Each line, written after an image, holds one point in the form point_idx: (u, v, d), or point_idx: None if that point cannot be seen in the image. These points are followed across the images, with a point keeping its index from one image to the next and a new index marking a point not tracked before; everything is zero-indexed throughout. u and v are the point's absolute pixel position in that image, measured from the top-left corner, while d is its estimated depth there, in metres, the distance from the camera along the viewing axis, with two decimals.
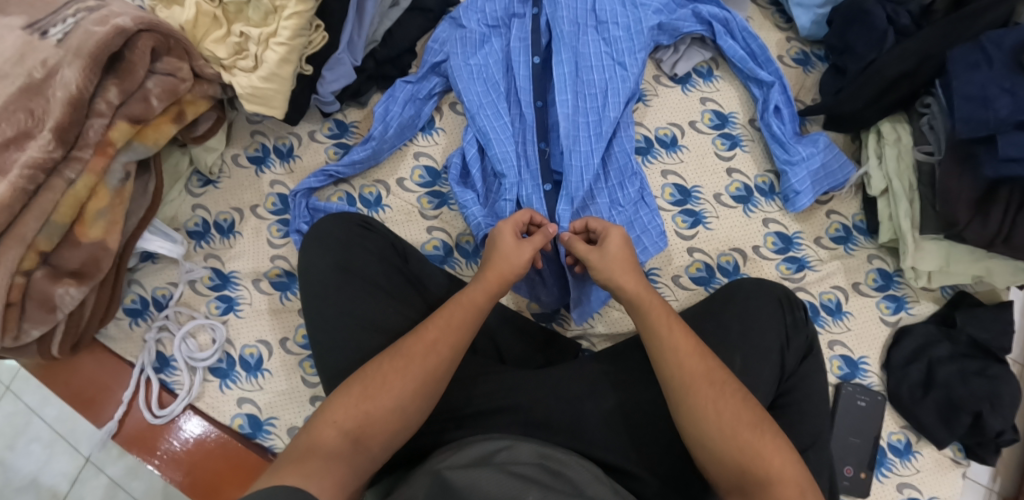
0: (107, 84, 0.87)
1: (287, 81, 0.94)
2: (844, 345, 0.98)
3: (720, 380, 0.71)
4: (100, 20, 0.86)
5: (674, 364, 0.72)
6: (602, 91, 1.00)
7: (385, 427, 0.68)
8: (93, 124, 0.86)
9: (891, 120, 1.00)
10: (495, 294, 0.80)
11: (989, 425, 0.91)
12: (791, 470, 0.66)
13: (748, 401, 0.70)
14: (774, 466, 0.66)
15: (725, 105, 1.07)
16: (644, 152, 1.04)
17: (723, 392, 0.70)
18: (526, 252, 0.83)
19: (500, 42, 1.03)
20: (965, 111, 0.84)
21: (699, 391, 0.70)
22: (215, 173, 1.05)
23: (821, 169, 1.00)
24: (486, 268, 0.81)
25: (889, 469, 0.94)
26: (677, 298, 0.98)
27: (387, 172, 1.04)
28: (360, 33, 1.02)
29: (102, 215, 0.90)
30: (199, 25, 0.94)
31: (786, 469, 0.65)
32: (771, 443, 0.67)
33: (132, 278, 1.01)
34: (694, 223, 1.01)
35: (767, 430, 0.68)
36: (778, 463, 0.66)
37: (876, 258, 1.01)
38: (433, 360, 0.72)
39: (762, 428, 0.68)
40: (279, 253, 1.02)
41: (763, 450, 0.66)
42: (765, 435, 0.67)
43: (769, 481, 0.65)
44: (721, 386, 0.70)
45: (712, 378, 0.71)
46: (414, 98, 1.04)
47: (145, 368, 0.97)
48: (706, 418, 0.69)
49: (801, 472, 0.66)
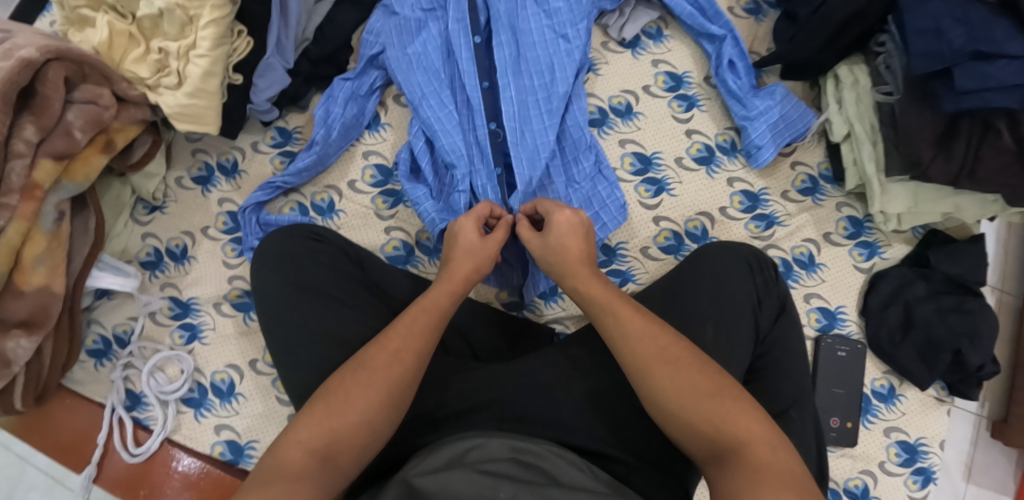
0: (23, 122, 0.82)
1: (215, 94, 0.89)
2: (821, 297, 0.97)
3: (675, 357, 0.69)
4: (5, 55, 0.80)
5: (625, 349, 0.71)
6: (548, 66, 0.96)
7: (353, 442, 0.66)
8: (14, 166, 0.82)
9: (848, 62, 0.97)
10: (459, 294, 0.78)
11: (970, 361, 0.90)
12: (759, 429, 0.64)
13: (706, 370, 0.69)
14: (741, 428, 0.64)
15: (678, 65, 1.03)
16: (599, 124, 1.01)
17: (679, 369, 0.68)
18: (492, 248, 0.82)
19: (438, 26, 0.98)
20: (919, 45, 0.81)
21: (673, 369, 0.68)
22: (160, 199, 1.00)
23: (781, 121, 0.97)
24: (449, 269, 0.79)
25: (875, 416, 0.94)
26: (649, 270, 0.97)
27: (337, 177, 1.00)
28: (288, 33, 0.97)
29: (42, 260, 0.86)
30: (115, 46, 0.89)
31: (753, 429, 0.64)
32: (734, 407, 0.66)
33: (90, 318, 0.98)
34: (657, 191, 0.99)
35: (728, 394, 0.67)
36: (743, 426, 0.64)
37: (845, 206, 0.99)
38: (398, 370, 0.70)
39: (721, 396, 0.66)
40: (235, 273, 0.98)
41: (729, 414, 0.65)
42: (726, 400, 0.66)
43: (737, 443, 0.63)
44: (677, 363, 0.69)
45: (666, 356, 0.69)
46: (354, 96, 0.99)
47: (116, 408, 0.94)
48: (663, 393, 0.68)
49: (767, 428, 0.64)
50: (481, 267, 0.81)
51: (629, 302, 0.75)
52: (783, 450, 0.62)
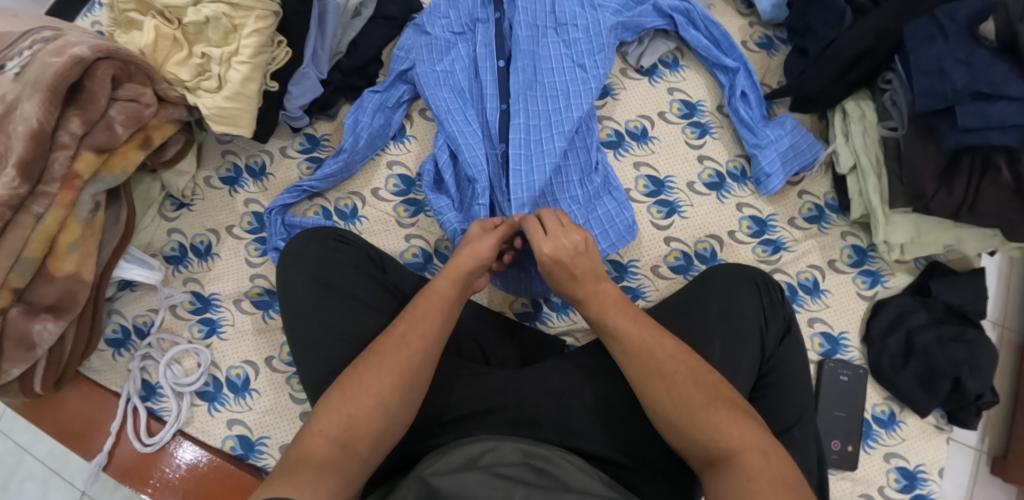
0: (69, 115, 0.86)
1: (253, 99, 0.93)
2: (824, 322, 0.99)
3: (670, 372, 0.71)
4: (57, 51, 0.85)
5: (633, 363, 0.74)
6: (563, 92, 1.01)
7: (370, 426, 0.68)
8: (57, 157, 0.86)
9: (855, 98, 1.02)
10: (458, 282, 0.80)
11: (969, 389, 0.93)
12: (753, 436, 0.65)
13: (702, 383, 0.70)
14: (734, 437, 0.65)
15: (692, 94, 1.08)
16: (615, 146, 1.05)
17: (674, 381, 0.71)
18: (489, 241, 0.83)
19: (466, 47, 1.04)
20: (923, 85, 0.86)
21: (672, 383, 0.71)
22: (188, 196, 1.04)
23: (790, 150, 1.01)
24: (454, 258, 0.82)
25: (875, 441, 0.96)
26: (658, 288, 0.99)
27: (361, 184, 1.04)
28: (324, 45, 1.02)
29: (74, 248, 0.90)
30: (159, 49, 0.94)
31: (746, 437, 0.65)
32: (728, 416, 0.67)
33: (112, 308, 1.01)
34: (669, 212, 1.02)
35: (723, 405, 0.68)
36: (736, 434, 0.66)
37: (850, 235, 1.03)
38: (406, 353, 0.73)
39: (717, 405, 0.68)
40: (258, 271, 1.01)
41: (721, 424, 0.66)
42: (721, 409, 0.68)
43: (733, 452, 0.65)
44: (672, 377, 0.71)
45: (662, 371, 0.72)
46: (382, 108, 1.04)
47: (131, 397, 0.96)
48: (665, 405, 0.70)
49: (760, 435, 0.66)
50: (478, 252, 0.82)
51: (632, 313, 0.77)
52: (776, 457, 0.64)
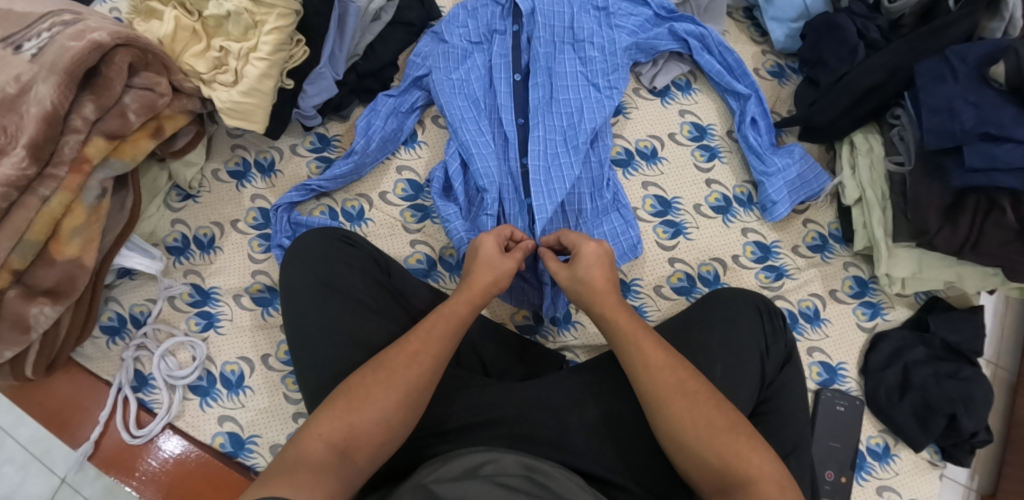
0: (83, 99, 0.86)
1: (267, 95, 0.93)
2: (823, 352, 1.00)
3: (680, 390, 0.72)
4: (76, 35, 0.84)
5: (642, 376, 0.74)
6: (577, 108, 1.02)
7: (371, 439, 0.68)
8: (69, 140, 0.85)
9: (863, 131, 1.03)
10: (478, 306, 0.80)
11: (964, 427, 0.93)
12: (768, 467, 0.66)
13: (720, 407, 0.71)
14: (752, 464, 0.66)
15: (703, 117, 1.09)
16: (624, 164, 1.06)
17: (687, 399, 0.71)
18: (510, 263, 0.84)
19: (483, 58, 1.05)
20: (932, 123, 0.87)
21: (671, 401, 0.71)
22: (195, 188, 1.03)
23: (797, 180, 1.02)
24: (470, 279, 0.82)
25: (868, 473, 0.96)
26: (661, 308, 1.00)
27: (369, 186, 1.04)
28: (342, 47, 1.02)
29: (78, 232, 0.89)
30: (177, 39, 0.93)
31: (758, 466, 0.66)
32: (739, 441, 0.68)
33: (110, 295, 1.00)
34: (674, 233, 1.03)
35: (742, 432, 0.69)
36: (750, 462, 0.67)
37: (852, 265, 1.03)
38: (416, 371, 0.72)
39: (734, 431, 0.69)
40: (260, 267, 1.01)
41: (741, 450, 0.67)
42: (740, 437, 0.68)
43: (749, 481, 0.65)
44: (694, 396, 0.71)
45: (683, 389, 0.72)
46: (396, 112, 1.05)
47: (122, 387, 0.95)
48: (677, 422, 0.70)
49: (774, 467, 0.67)
50: (500, 280, 0.83)
51: (645, 333, 0.77)
52: (793, 491, 0.64)
